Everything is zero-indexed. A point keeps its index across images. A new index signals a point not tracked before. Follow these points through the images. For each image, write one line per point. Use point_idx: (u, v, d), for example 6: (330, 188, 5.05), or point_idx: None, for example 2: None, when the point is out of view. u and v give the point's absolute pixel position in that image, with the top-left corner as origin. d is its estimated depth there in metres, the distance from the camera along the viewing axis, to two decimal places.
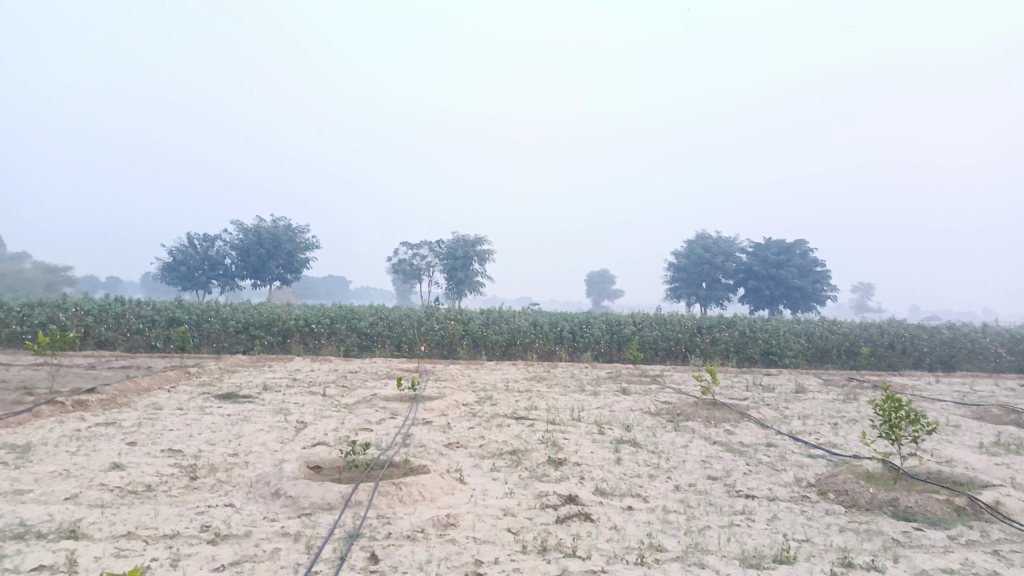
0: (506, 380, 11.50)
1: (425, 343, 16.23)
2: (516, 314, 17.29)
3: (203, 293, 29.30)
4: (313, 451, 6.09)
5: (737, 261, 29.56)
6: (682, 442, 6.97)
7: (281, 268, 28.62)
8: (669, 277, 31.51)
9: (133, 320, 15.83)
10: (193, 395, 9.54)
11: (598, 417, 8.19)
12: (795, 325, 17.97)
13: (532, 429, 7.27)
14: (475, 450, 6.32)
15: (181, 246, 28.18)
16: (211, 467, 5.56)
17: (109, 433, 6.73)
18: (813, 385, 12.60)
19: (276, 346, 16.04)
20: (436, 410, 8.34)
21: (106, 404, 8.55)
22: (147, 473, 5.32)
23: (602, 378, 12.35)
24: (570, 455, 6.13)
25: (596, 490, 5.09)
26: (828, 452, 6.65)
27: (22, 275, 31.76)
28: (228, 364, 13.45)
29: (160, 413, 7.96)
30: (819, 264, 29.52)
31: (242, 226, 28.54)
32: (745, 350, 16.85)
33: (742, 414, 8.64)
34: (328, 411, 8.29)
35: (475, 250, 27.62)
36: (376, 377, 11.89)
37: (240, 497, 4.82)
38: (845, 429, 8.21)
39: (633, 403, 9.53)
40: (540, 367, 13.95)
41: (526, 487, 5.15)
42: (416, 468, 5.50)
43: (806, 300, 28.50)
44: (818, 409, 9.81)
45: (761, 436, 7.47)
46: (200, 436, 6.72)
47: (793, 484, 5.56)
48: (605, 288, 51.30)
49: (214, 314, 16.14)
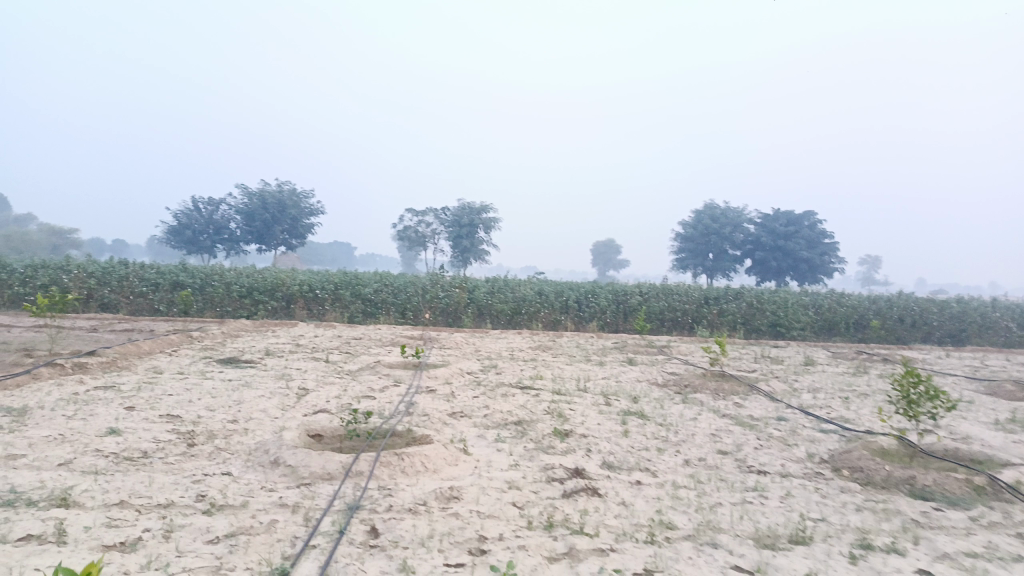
0: (511, 349, 11.38)
1: (430, 311, 16.09)
2: (521, 282, 17.11)
3: (208, 257, 29.17)
4: (314, 419, 5.96)
5: (745, 232, 29.17)
6: (690, 414, 6.82)
7: (286, 233, 28.44)
8: (676, 247, 31.24)
9: (136, 283, 15.70)
10: (195, 359, 9.43)
11: (605, 387, 8.06)
12: (803, 297, 17.74)
13: (537, 399, 7.14)
14: (479, 420, 6.19)
15: (186, 210, 27.95)
16: (210, 434, 5.43)
17: (107, 397, 6.61)
18: (822, 358, 12.43)
19: (280, 311, 15.91)
20: (440, 378, 8.20)
21: (106, 367, 8.44)
22: (144, 440, 5.19)
23: (608, 348, 12.21)
24: (577, 426, 5.99)
25: (603, 464, 4.95)
26: (840, 427, 6.50)
27: (27, 237, 31.60)
28: (232, 329, 13.34)
29: (161, 377, 7.84)
30: (828, 236, 29.15)
31: (247, 190, 28.25)
32: (753, 322, 16.65)
33: (751, 386, 8.49)
34: (330, 378, 8.17)
35: (481, 217, 27.34)
36: (380, 344, 11.76)
37: (238, 466, 4.69)
38: (857, 403, 8.06)
39: (640, 374, 9.38)
40: (545, 336, 13.80)
41: (532, 459, 5.01)
42: (419, 438, 5.36)
43: (814, 272, 28.21)
44: (828, 382, 9.65)
45: (771, 409, 7.32)
46: (199, 402, 6.60)
47: (805, 460, 5.41)
48: (612, 258, 51.00)
49: (218, 278, 16.00)
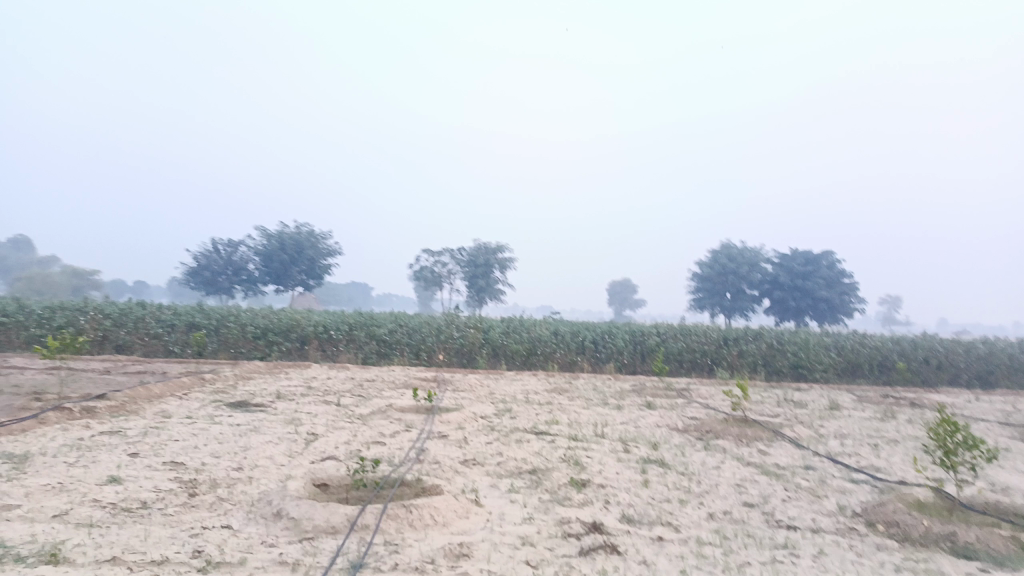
0: (527, 392, 11.13)
1: (444, 352, 15.90)
2: (536, 323, 16.90)
3: (226, 298, 29.27)
4: (321, 466, 5.76)
5: (763, 271, 28.90)
6: (713, 462, 6.54)
7: (303, 274, 28.51)
8: (692, 287, 30.94)
9: (151, 324, 15.68)
10: (204, 403, 9.27)
11: (623, 433, 7.78)
12: (825, 338, 17.36)
13: (553, 445, 6.89)
14: (493, 468, 5.95)
15: (205, 251, 28.17)
16: (213, 483, 5.24)
17: (112, 443, 6.45)
18: (848, 402, 12.05)
19: (294, 352, 15.79)
20: (453, 423, 7.98)
21: (114, 411, 8.30)
22: (144, 489, 5.01)
23: (626, 390, 11.93)
24: (594, 476, 5.73)
25: (622, 517, 4.69)
26: (872, 478, 6.18)
27: (50, 279, 31.95)
28: (245, 370, 13.21)
29: (169, 422, 7.69)
30: (847, 275, 28.75)
31: (265, 231, 28.45)
32: (774, 363, 16.29)
33: (775, 432, 8.17)
34: (340, 422, 7.96)
35: (496, 257, 27.28)
36: (393, 386, 11.55)
37: (239, 518, 4.49)
38: (888, 450, 7.70)
39: (659, 419, 9.09)
40: (561, 378, 13.54)
41: (547, 512, 4.76)
42: (429, 488, 5.14)
43: (834, 312, 27.77)
44: (855, 427, 9.29)
45: (797, 457, 7.01)
46: (205, 448, 6.42)
47: (836, 514, 5.11)
48: (628, 298, 50.71)
49: (232, 319, 15.95)
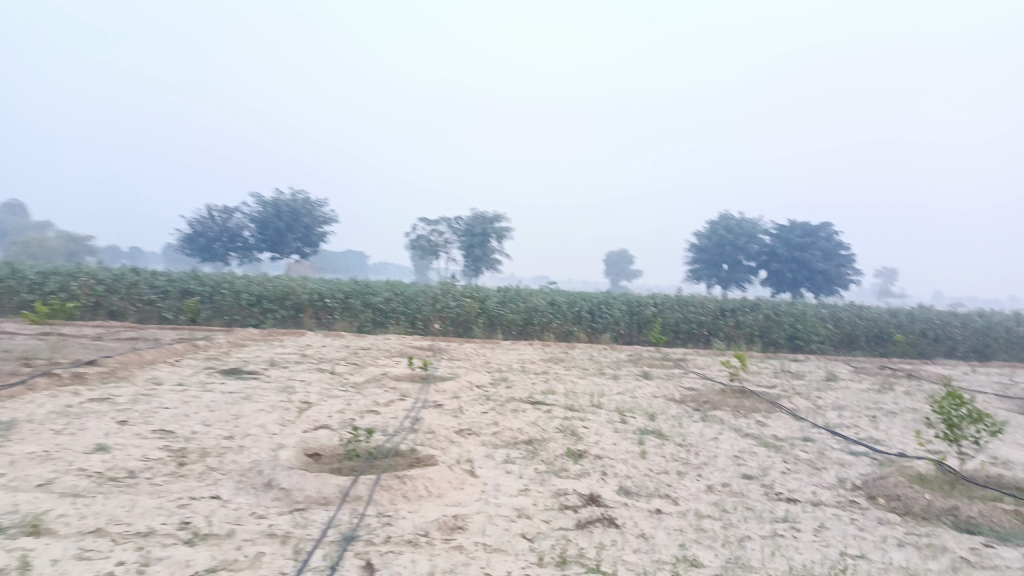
0: (523, 361, 11.05)
1: (440, 321, 15.79)
2: (533, 292, 16.78)
3: (221, 265, 29.03)
4: (314, 436, 5.66)
5: (760, 243, 28.66)
6: (711, 434, 6.46)
7: (299, 241, 28.30)
8: (689, 258, 30.81)
9: (145, 290, 15.50)
10: (197, 370, 9.15)
11: (620, 403, 7.69)
12: (821, 309, 17.30)
13: (550, 415, 6.80)
14: (488, 438, 5.86)
15: (200, 218, 27.85)
16: (202, 452, 5.13)
17: (101, 410, 6.33)
18: (845, 373, 11.99)
19: (288, 320, 15.65)
20: (449, 392, 7.88)
21: (105, 377, 8.17)
22: (132, 458, 4.89)
23: (623, 360, 11.86)
24: (591, 447, 5.65)
25: (619, 490, 4.60)
26: (872, 450, 6.10)
27: (45, 244, 31.66)
28: (239, 338, 13.09)
29: (160, 389, 7.57)
30: (844, 247, 28.65)
31: (261, 198, 28.14)
32: (771, 334, 16.21)
33: (773, 403, 8.10)
34: (334, 391, 7.85)
35: (493, 227, 27.08)
36: (388, 355, 11.45)
37: (229, 488, 4.39)
38: (886, 422, 7.64)
39: (656, 389, 9.02)
40: (558, 348, 13.45)
41: (543, 484, 4.67)
42: (423, 459, 5.04)
43: (830, 284, 27.70)
44: (853, 399, 9.23)
45: (796, 429, 6.93)
46: (196, 416, 6.31)
47: (837, 487, 5.04)
48: (625, 268, 50.58)
49: (227, 286, 15.79)
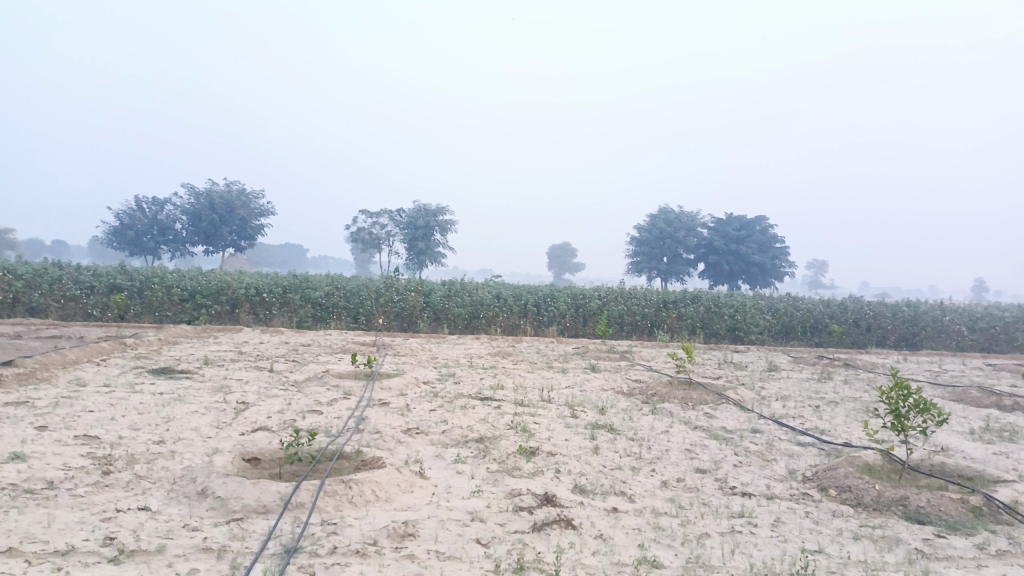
0: (469, 356, 10.87)
1: (383, 315, 15.45)
2: (478, 285, 16.58)
3: (152, 259, 27.84)
4: (252, 439, 5.36)
5: (699, 236, 29.18)
6: (662, 427, 6.42)
7: (235, 234, 27.39)
8: (630, 251, 31.10)
9: (68, 285, 14.67)
10: (125, 369, 8.64)
11: (570, 397, 7.60)
12: (760, 300, 17.66)
13: (499, 412, 6.64)
14: (437, 437, 5.66)
15: (128, 210, 26.62)
16: (130, 459, 4.78)
17: (17, 415, 5.86)
18: (785, 363, 12.22)
19: (224, 316, 15.06)
20: (394, 389, 7.64)
21: (23, 378, 7.62)
22: (50, 467, 4.51)
23: (570, 353, 11.80)
24: (543, 443, 5.52)
25: (574, 488, 4.48)
26: (818, 441, 6.16)
27: None
28: (170, 335, 12.49)
29: (84, 391, 7.10)
30: (779, 240, 29.38)
31: (193, 189, 27.07)
32: (712, 326, 16.43)
33: (720, 394, 8.14)
34: (274, 390, 7.52)
35: (436, 220, 26.74)
36: (330, 351, 11.08)
37: (160, 498, 4.08)
38: (830, 412, 7.76)
39: (605, 382, 8.96)
40: (504, 341, 13.31)
41: (495, 484, 4.52)
42: (369, 461, 4.81)
43: (765, 276, 28.39)
44: (795, 389, 9.39)
45: (744, 420, 6.96)
46: (123, 420, 5.91)
47: (788, 479, 5.04)
48: (567, 262, 50.81)
49: (158, 281, 15.08)
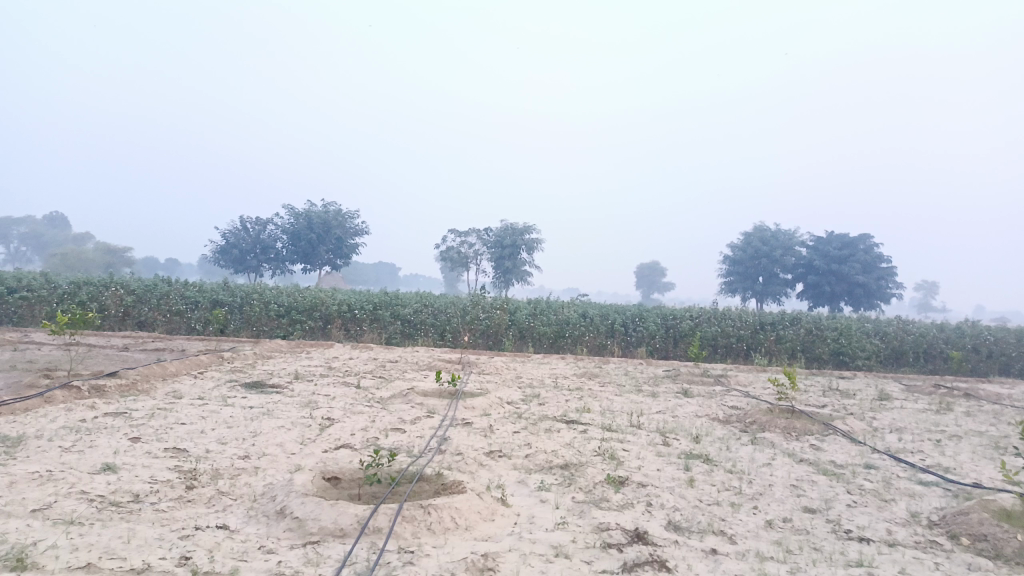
0: (556, 376, 10.59)
1: (469, 333, 15.40)
2: (565, 304, 16.32)
3: (254, 277, 29.05)
4: (334, 457, 5.28)
5: (797, 255, 27.86)
6: (763, 459, 5.94)
7: (331, 253, 28.23)
8: (723, 270, 30.08)
9: (174, 301, 15.38)
10: (219, 383, 8.85)
11: (661, 423, 7.19)
12: (866, 323, 16.55)
13: (587, 436, 6.33)
14: (521, 461, 5.42)
15: (234, 230, 27.95)
16: (214, 474, 4.77)
17: (114, 426, 6.02)
18: (897, 392, 11.31)
19: (317, 331, 15.40)
20: (478, 409, 7.46)
21: (125, 390, 7.90)
22: (138, 480, 4.54)
23: (660, 376, 11.33)
24: (633, 473, 5.17)
25: (668, 524, 4.13)
26: (944, 480, 5.52)
27: (83, 255, 32.13)
28: (266, 349, 12.84)
29: (179, 403, 7.27)
30: (885, 260, 27.67)
31: (293, 210, 28.14)
32: (813, 349, 15.50)
33: (826, 425, 7.52)
34: (358, 407, 7.48)
35: (524, 238, 26.68)
36: (416, 369, 11.05)
37: (240, 516, 4.02)
38: (953, 447, 7.02)
39: (698, 408, 8.48)
40: (591, 362, 12.95)
41: (582, 516, 4.22)
42: (451, 485, 4.62)
43: (870, 298, 26.77)
44: (911, 420, 8.61)
45: (855, 454, 6.37)
46: (212, 433, 5.96)
47: (911, 523, 4.50)
48: (656, 280, 49.78)
49: (256, 297, 15.62)
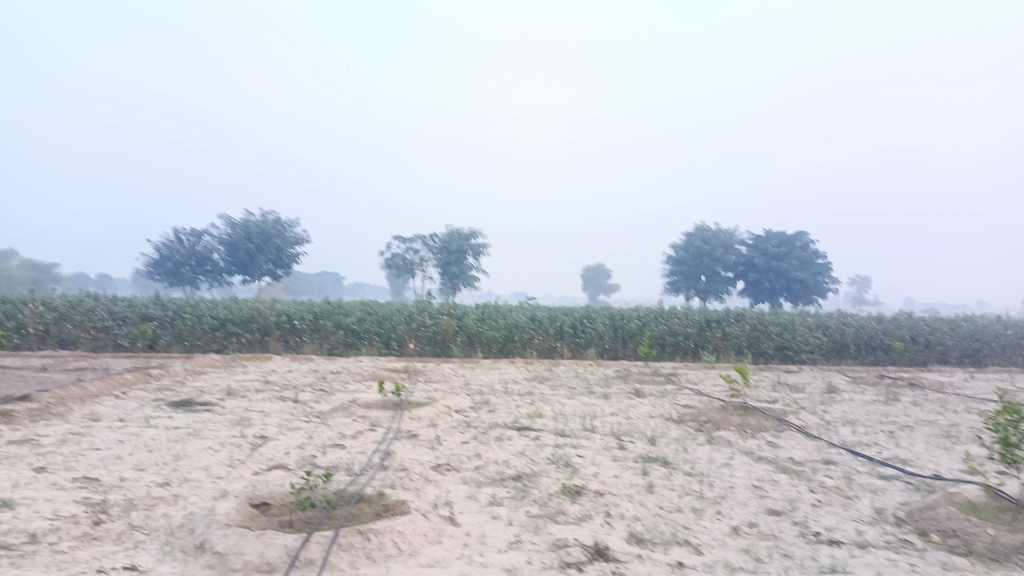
0: (505, 381, 10.27)
1: (416, 340, 14.92)
2: (512, 308, 16.02)
3: (190, 290, 27.87)
4: (266, 479, 4.83)
5: (737, 254, 28.20)
6: (722, 459, 5.72)
7: (270, 263, 27.31)
8: (666, 270, 30.25)
9: (101, 317, 14.49)
10: (144, 403, 8.20)
11: (615, 426, 6.93)
12: (809, 317, 16.74)
13: (539, 444, 6.01)
14: (470, 474, 5.07)
15: (167, 242, 26.74)
16: (127, 506, 4.26)
17: (17, 455, 5.41)
18: (844, 384, 11.36)
19: (255, 344, 14.71)
20: (424, 419, 7.06)
21: (35, 414, 7.22)
22: (36, 516, 4.00)
23: (611, 377, 11.12)
24: (589, 481, 4.88)
25: (630, 537, 3.83)
26: (904, 473, 5.39)
27: (6, 272, 30.32)
28: (199, 365, 12.13)
29: (96, 426, 6.66)
30: (821, 256, 28.29)
31: (230, 220, 27.08)
32: (759, 345, 15.58)
33: (780, 420, 7.37)
34: (295, 422, 6.99)
35: (469, 244, 26.36)
36: (359, 379, 10.56)
37: (155, 554, 3.55)
38: (907, 438, 6.96)
39: (652, 408, 8.25)
40: (541, 365, 12.64)
41: (537, 532, 3.89)
42: (395, 505, 4.24)
43: (808, 293, 27.30)
44: (862, 412, 8.56)
45: (813, 450, 6.22)
46: (129, 459, 5.41)
47: (879, 521, 4.32)
48: (602, 282, 49.93)
49: (190, 310, 14.83)
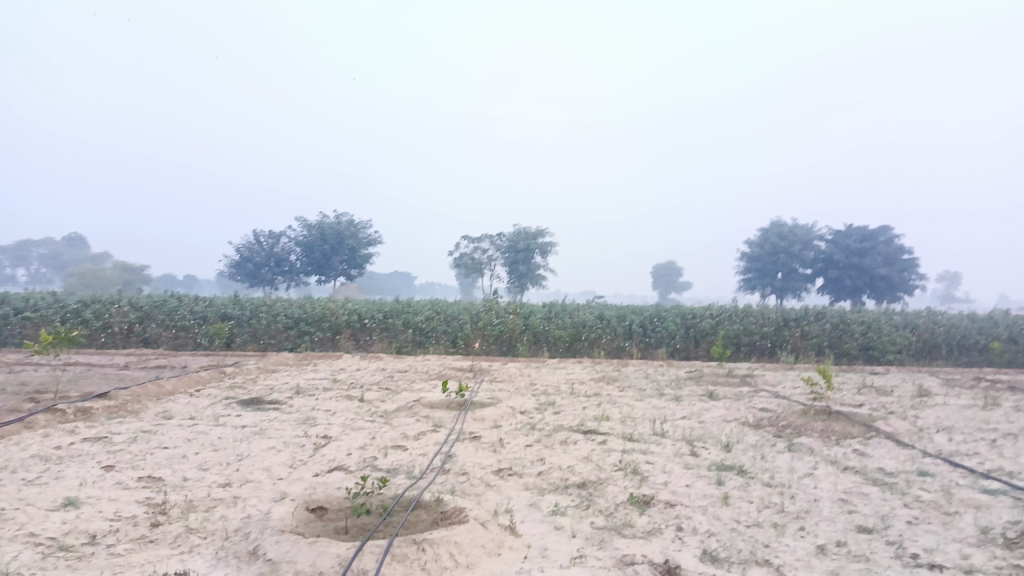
0: (572, 382, 10.00)
1: (482, 339, 14.80)
2: (580, 306, 15.72)
3: (269, 290, 28.71)
4: (324, 482, 4.74)
5: (816, 250, 26.97)
6: (804, 468, 5.31)
7: (344, 264, 27.79)
8: (741, 268, 29.29)
9: (182, 316, 14.98)
10: (215, 401, 8.32)
11: (687, 431, 6.57)
12: (896, 315, 15.78)
13: (606, 449, 5.74)
14: (532, 480, 4.85)
15: (247, 244, 27.66)
16: (187, 507, 4.24)
17: (90, 453, 5.51)
18: (936, 387, 10.60)
19: (326, 342, 14.91)
20: (488, 420, 6.88)
21: (112, 411, 7.41)
22: (99, 516, 4.02)
23: (682, 378, 10.71)
24: (659, 490, 4.59)
25: (703, 555, 3.54)
26: (1012, 487, 4.86)
27: (100, 274, 31.94)
28: (271, 363, 12.35)
29: (167, 425, 6.77)
30: (908, 252, 26.67)
31: (306, 222, 27.76)
32: (842, 345, 14.80)
33: (868, 426, 6.85)
34: (359, 422, 6.93)
35: (537, 242, 26.13)
36: (425, 378, 10.51)
37: (208, 560, 3.48)
38: (1012, 447, 6.34)
39: (726, 412, 7.84)
40: (609, 366, 12.30)
41: (603, 547, 3.63)
42: (453, 512, 4.06)
43: (893, 290, 25.85)
44: (958, 418, 7.91)
45: (906, 459, 5.72)
46: (195, 458, 5.43)
47: (986, 543, 3.87)
48: (674, 280, 48.91)
49: (265, 310, 15.15)
